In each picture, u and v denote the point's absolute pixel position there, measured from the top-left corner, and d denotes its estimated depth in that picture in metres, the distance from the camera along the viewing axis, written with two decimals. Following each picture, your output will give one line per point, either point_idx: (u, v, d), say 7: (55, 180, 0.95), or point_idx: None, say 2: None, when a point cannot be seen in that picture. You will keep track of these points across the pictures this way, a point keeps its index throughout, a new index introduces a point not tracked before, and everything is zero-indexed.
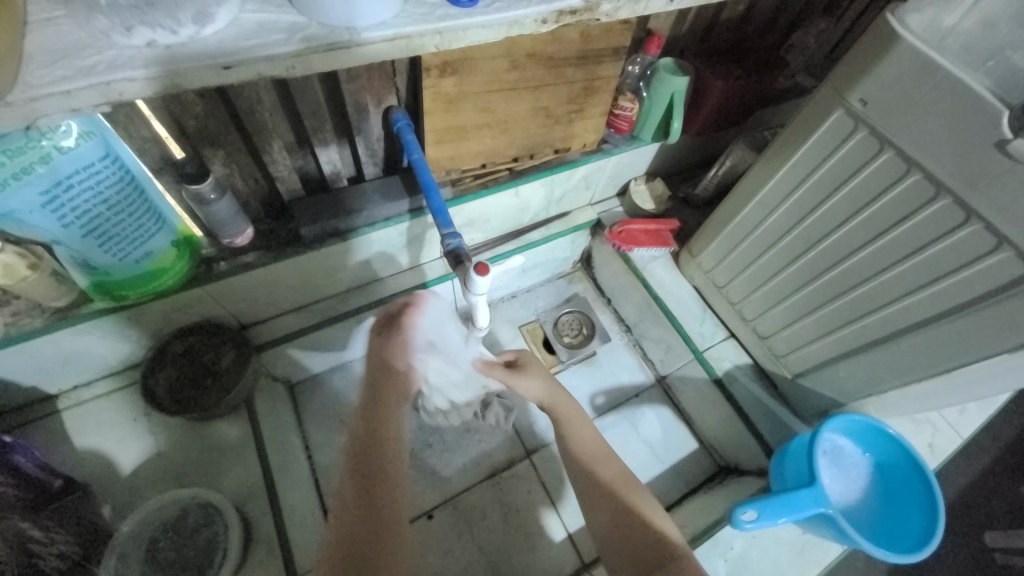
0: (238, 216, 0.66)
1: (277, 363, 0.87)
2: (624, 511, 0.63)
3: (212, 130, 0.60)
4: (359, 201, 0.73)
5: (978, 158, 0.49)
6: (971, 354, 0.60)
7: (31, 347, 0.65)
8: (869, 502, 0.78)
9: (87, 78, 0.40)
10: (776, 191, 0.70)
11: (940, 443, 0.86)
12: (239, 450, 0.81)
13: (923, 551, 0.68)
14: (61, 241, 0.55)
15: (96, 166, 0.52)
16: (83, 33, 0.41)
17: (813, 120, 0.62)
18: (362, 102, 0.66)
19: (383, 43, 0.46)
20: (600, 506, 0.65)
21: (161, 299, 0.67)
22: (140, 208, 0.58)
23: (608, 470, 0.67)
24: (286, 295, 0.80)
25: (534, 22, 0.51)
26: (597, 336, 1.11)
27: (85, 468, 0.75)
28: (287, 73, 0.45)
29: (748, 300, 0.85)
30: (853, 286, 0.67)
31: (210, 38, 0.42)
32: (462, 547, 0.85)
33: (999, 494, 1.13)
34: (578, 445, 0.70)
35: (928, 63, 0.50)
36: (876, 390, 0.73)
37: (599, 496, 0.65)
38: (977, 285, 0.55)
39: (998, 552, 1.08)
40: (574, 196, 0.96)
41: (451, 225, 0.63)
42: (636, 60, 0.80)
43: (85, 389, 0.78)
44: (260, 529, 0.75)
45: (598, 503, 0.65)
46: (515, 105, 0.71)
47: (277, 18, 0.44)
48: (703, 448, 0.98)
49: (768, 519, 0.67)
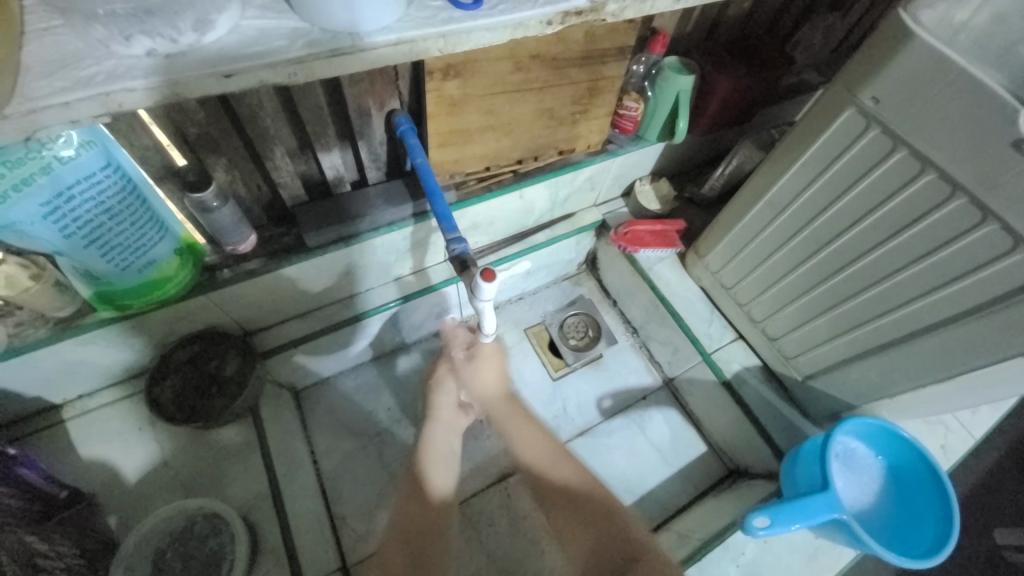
0: (241, 223, 0.66)
1: (282, 369, 0.86)
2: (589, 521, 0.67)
3: (213, 136, 0.59)
4: (362, 206, 0.72)
5: (995, 157, 0.48)
6: (987, 356, 0.59)
7: (35, 358, 0.64)
8: (881, 505, 0.77)
9: (87, 89, 0.39)
10: (786, 191, 0.69)
11: (952, 443, 0.85)
12: (245, 457, 0.80)
13: (938, 556, 0.67)
14: (63, 252, 0.54)
15: (97, 175, 0.51)
16: (83, 43, 0.40)
17: (823, 118, 0.61)
18: (365, 106, 0.65)
19: (386, 48, 0.45)
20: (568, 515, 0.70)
21: (165, 308, 0.67)
22: (142, 217, 0.57)
23: (562, 473, 0.72)
24: (290, 302, 0.79)
25: (539, 23, 0.50)
26: (604, 338, 1.10)
27: (91, 477, 0.75)
28: (288, 80, 0.44)
29: (757, 301, 0.84)
30: (865, 287, 0.66)
31: (210, 45, 0.41)
32: (470, 553, 0.84)
33: (1009, 492, 1.12)
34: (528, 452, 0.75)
35: (942, 61, 0.49)
36: (889, 392, 0.72)
37: (565, 505, 0.70)
38: (994, 286, 0.54)
39: (1007, 550, 1.07)
40: (579, 198, 0.95)
41: (456, 229, 0.62)
42: (640, 60, 0.79)
43: (90, 398, 0.77)
44: (267, 538, 0.75)
45: (567, 512, 0.70)
46: (519, 107, 0.70)
47: (278, 24, 0.43)
48: (711, 450, 0.97)
49: (782, 525, 0.66)
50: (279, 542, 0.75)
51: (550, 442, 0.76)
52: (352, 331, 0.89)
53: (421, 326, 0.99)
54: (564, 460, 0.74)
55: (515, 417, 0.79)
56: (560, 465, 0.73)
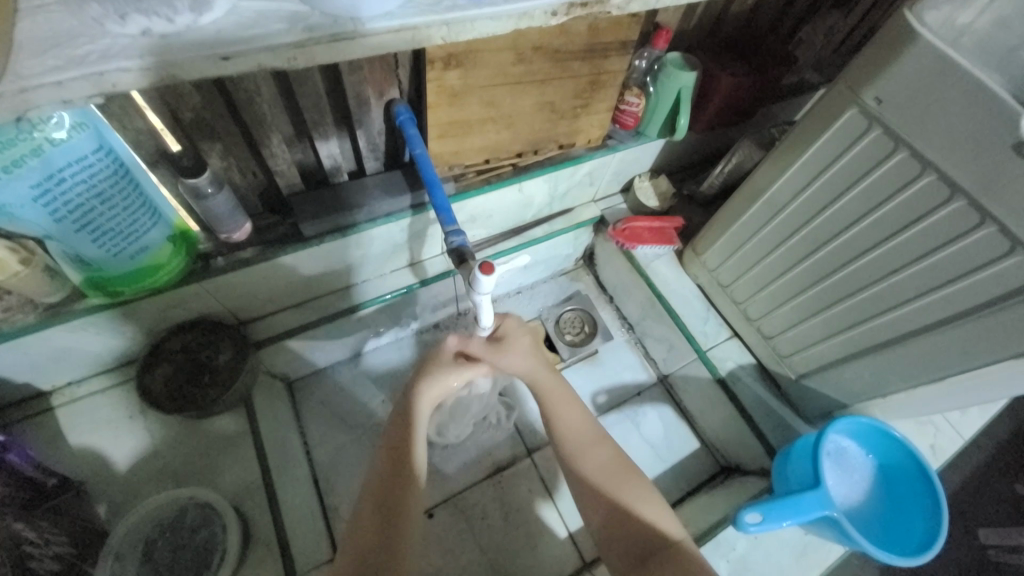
0: (236, 211, 0.65)
1: (275, 359, 0.86)
2: (613, 499, 0.63)
3: (209, 121, 0.58)
4: (360, 196, 0.71)
5: (996, 159, 0.48)
6: (981, 358, 0.59)
7: (24, 343, 0.63)
8: (871, 503, 0.78)
9: (80, 68, 0.38)
10: (786, 190, 0.69)
11: (941, 443, 0.86)
12: (236, 448, 0.80)
13: (925, 554, 0.68)
14: (53, 236, 0.53)
15: (89, 158, 0.50)
16: (77, 22, 0.39)
17: (826, 117, 0.61)
18: (364, 94, 0.64)
19: (388, 34, 0.44)
20: (595, 500, 0.64)
21: (157, 295, 0.66)
22: (135, 202, 0.56)
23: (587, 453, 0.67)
24: (284, 292, 0.78)
25: (544, 14, 0.50)
26: (599, 334, 1.10)
27: (80, 465, 0.74)
28: (288, 65, 0.43)
29: (753, 299, 0.84)
30: (862, 287, 0.66)
31: (207, 27, 0.40)
32: (462, 546, 0.84)
33: (994, 492, 1.13)
34: (566, 430, 0.69)
35: (947, 62, 0.49)
36: (882, 392, 0.73)
37: (590, 489, 0.65)
38: (990, 288, 0.54)
39: (992, 550, 1.08)
40: (578, 192, 0.95)
41: (454, 221, 0.61)
42: (643, 55, 0.78)
43: (80, 385, 0.76)
44: (258, 528, 0.74)
45: (590, 497, 0.64)
46: (519, 100, 0.70)
47: (278, 7, 0.42)
48: (704, 447, 0.98)
49: (772, 521, 0.67)
50: (271, 533, 0.74)
51: (591, 423, 0.70)
52: (347, 322, 0.89)
53: (416, 318, 0.99)
54: (602, 444, 0.68)
55: (561, 392, 0.73)
56: (598, 448, 0.68)
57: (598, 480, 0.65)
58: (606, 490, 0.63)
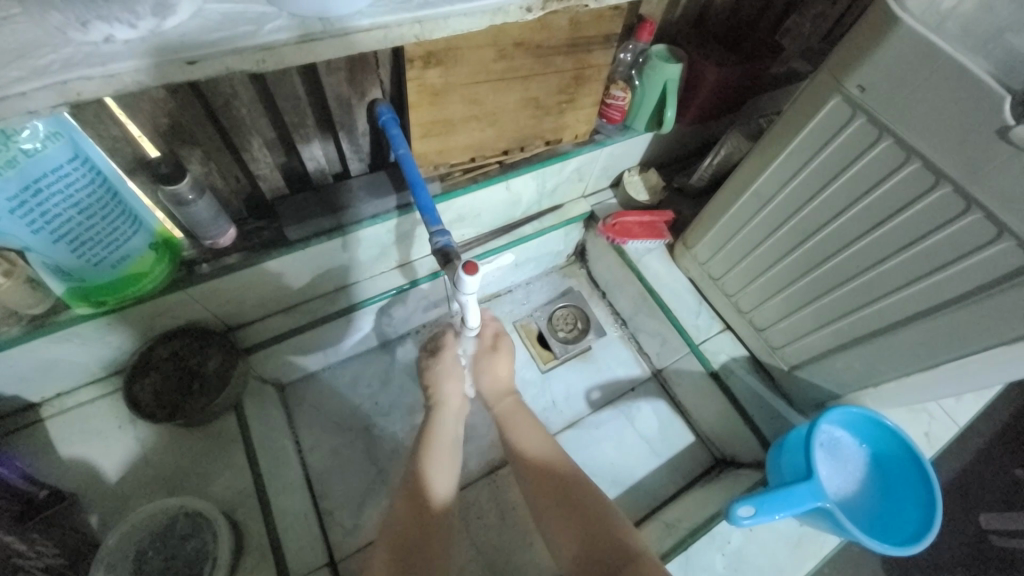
0: (219, 217, 0.64)
1: (266, 365, 0.86)
2: (591, 526, 0.66)
3: (187, 127, 0.57)
4: (345, 199, 0.71)
5: (978, 146, 0.48)
6: (972, 345, 0.58)
7: (10, 356, 0.63)
8: (866, 494, 0.77)
9: (42, 78, 0.37)
10: (773, 180, 0.69)
11: (936, 431, 0.86)
12: (226, 454, 0.80)
13: (919, 545, 0.67)
14: (33, 248, 0.52)
15: (65, 168, 0.50)
16: (39, 31, 0.39)
17: (811, 106, 0.60)
18: (344, 96, 0.63)
19: (361, 34, 0.44)
20: (569, 524, 0.67)
21: (143, 304, 0.65)
22: (114, 211, 0.56)
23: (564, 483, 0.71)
24: (273, 296, 0.78)
25: (519, 9, 0.49)
26: (592, 330, 1.10)
27: (70, 478, 0.74)
28: (257, 67, 0.43)
29: (744, 291, 0.83)
30: (852, 276, 0.66)
31: (171, 31, 0.40)
32: (460, 547, 0.84)
33: (992, 477, 1.13)
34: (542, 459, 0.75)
35: (929, 48, 0.48)
36: (874, 381, 0.72)
37: (570, 512, 0.68)
38: (980, 274, 0.53)
39: (993, 535, 1.08)
40: (567, 188, 0.94)
41: (440, 222, 0.61)
42: (628, 47, 0.77)
43: (68, 396, 0.76)
44: (251, 535, 0.74)
45: (569, 520, 0.68)
46: (503, 97, 0.69)
47: (243, 9, 0.42)
48: (699, 439, 0.98)
49: (765, 514, 0.66)
50: (264, 540, 0.74)
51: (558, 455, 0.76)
52: (338, 325, 0.89)
53: (409, 318, 0.99)
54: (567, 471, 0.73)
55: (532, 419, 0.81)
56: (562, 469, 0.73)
57: (566, 508, 0.69)
58: (583, 516, 0.67)
